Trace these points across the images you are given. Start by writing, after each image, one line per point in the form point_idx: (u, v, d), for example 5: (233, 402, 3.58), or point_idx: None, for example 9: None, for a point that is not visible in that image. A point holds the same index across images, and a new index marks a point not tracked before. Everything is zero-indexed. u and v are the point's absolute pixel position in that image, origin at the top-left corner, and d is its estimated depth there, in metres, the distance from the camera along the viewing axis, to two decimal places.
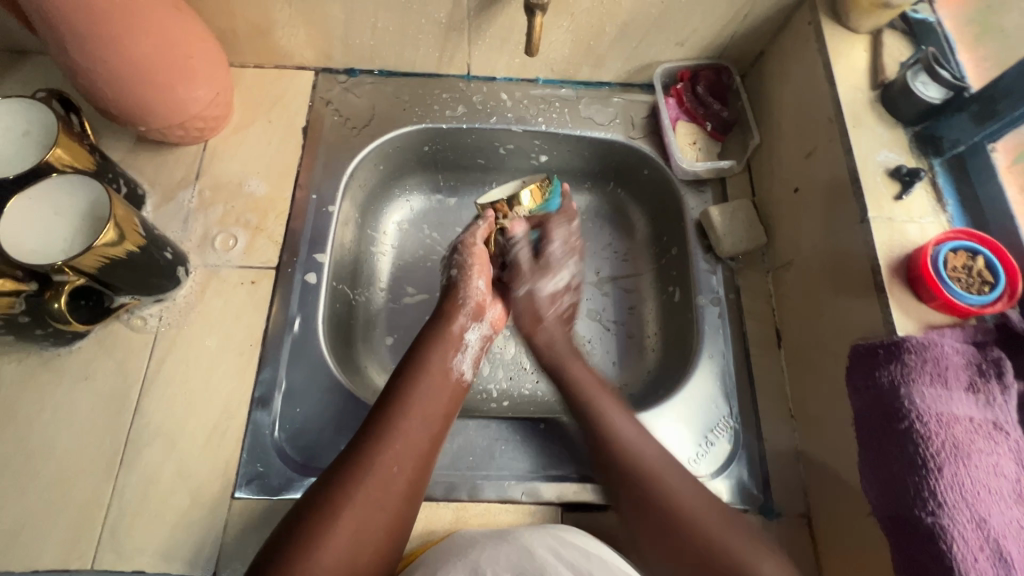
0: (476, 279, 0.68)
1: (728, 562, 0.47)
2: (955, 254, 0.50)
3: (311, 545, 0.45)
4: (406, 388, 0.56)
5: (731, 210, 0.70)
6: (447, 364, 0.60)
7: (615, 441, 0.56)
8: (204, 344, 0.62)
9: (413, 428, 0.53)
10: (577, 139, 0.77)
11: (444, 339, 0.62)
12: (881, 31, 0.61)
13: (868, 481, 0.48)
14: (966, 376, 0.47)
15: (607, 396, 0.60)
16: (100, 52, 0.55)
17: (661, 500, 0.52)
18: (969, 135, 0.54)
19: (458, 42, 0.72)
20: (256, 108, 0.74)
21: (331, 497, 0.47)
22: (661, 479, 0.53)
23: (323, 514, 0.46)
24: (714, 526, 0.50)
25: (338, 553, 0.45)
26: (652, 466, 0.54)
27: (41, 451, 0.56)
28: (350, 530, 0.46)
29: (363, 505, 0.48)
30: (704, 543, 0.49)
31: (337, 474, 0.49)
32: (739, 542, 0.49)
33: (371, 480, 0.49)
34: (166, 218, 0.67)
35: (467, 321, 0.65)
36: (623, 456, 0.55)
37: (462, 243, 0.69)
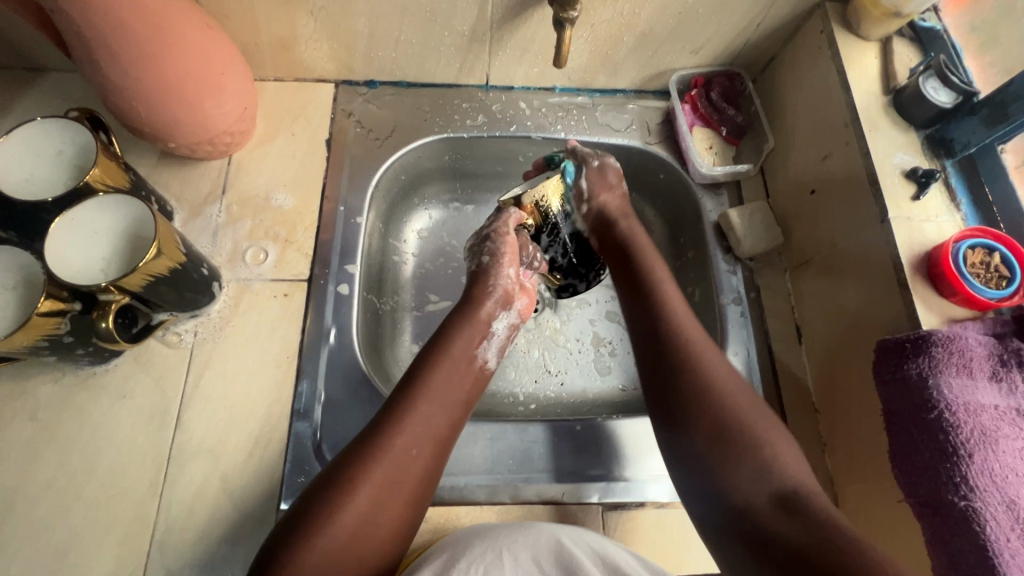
0: (508, 265, 0.65)
1: (748, 437, 0.49)
2: (973, 251, 0.53)
3: (328, 517, 0.45)
4: (427, 371, 0.56)
5: (749, 212, 0.72)
6: (472, 351, 0.60)
7: (673, 322, 0.58)
8: (241, 358, 0.62)
9: (433, 411, 0.54)
10: (595, 145, 0.79)
11: (471, 325, 0.61)
12: (890, 39, 0.64)
13: (898, 467, 0.51)
14: (989, 366, 0.50)
15: (670, 279, 0.63)
16: (136, 71, 0.56)
17: (703, 373, 0.53)
18: (980, 138, 0.56)
19: (479, 53, 0.73)
20: (279, 121, 0.74)
21: (345, 473, 0.48)
22: (704, 365, 0.54)
23: (341, 488, 0.47)
24: (748, 407, 0.51)
25: (350, 528, 0.46)
26: (685, 330, 0.57)
27: (85, 470, 0.56)
28: (365, 505, 0.47)
29: (379, 483, 0.48)
30: (735, 408, 0.51)
31: (357, 448, 0.50)
32: (765, 425, 0.50)
33: (390, 459, 0.49)
34: (195, 234, 0.67)
35: (496, 308, 0.63)
36: (680, 334, 0.56)
37: (495, 231, 0.65)
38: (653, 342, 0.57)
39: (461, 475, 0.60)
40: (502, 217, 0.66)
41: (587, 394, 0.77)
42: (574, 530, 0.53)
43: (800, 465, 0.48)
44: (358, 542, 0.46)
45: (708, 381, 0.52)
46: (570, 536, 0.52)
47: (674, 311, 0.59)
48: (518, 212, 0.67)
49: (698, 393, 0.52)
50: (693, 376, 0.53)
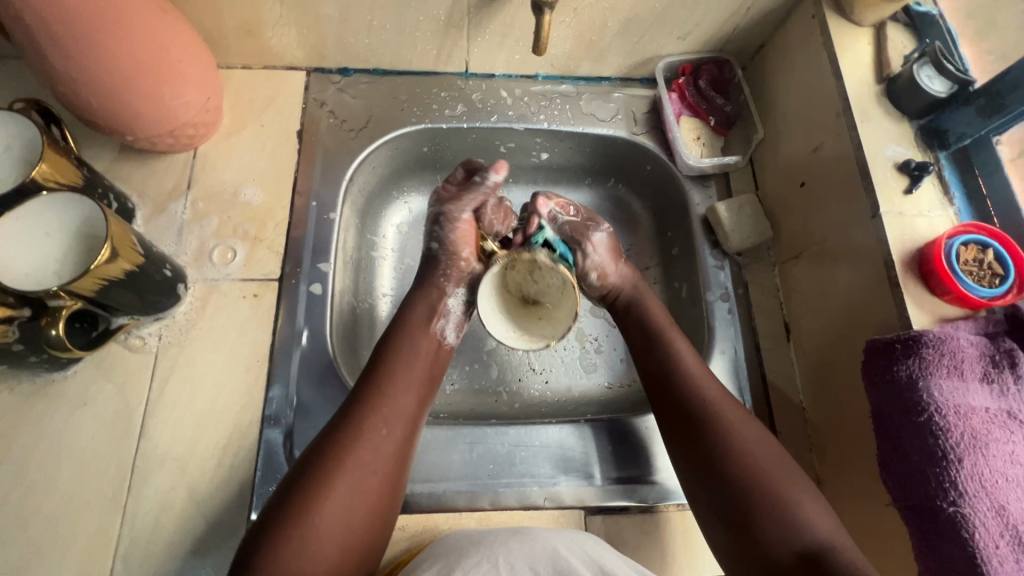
0: (462, 249, 0.63)
1: (784, 510, 0.47)
2: (966, 247, 0.51)
3: (310, 513, 0.44)
4: (394, 356, 0.55)
5: (737, 205, 0.70)
6: (429, 327, 0.59)
7: (680, 369, 0.56)
8: (209, 362, 0.60)
9: (400, 394, 0.53)
10: (579, 135, 0.76)
11: (426, 304, 0.60)
12: (884, 24, 0.62)
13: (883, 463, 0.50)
14: (980, 367, 0.48)
15: (675, 328, 0.60)
16: (84, 60, 0.52)
17: (729, 438, 0.51)
18: (975, 129, 0.54)
19: (457, 39, 0.69)
20: (247, 112, 0.71)
21: (318, 465, 0.47)
22: (721, 415, 0.53)
23: (319, 481, 0.46)
24: (780, 474, 0.50)
25: (336, 522, 0.45)
26: (718, 400, 0.54)
27: (43, 482, 0.54)
28: (348, 496, 0.46)
29: (358, 472, 0.47)
30: (764, 471, 0.49)
31: (326, 440, 0.48)
32: (796, 487, 0.49)
33: (363, 446, 0.48)
34: (158, 231, 0.64)
35: (450, 283, 0.62)
36: (684, 377, 0.56)
37: (444, 215, 0.64)
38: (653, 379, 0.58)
39: (439, 480, 0.58)
40: (456, 197, 0.64)
41: (572, 392, 0.74)
42: (568, 535, 0.52)
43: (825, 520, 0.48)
44: (346, 536, 0.45)
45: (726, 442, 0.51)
46: (565, 543, 0.51)
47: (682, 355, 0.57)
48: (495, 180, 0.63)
49: (734, 464, 0.50)
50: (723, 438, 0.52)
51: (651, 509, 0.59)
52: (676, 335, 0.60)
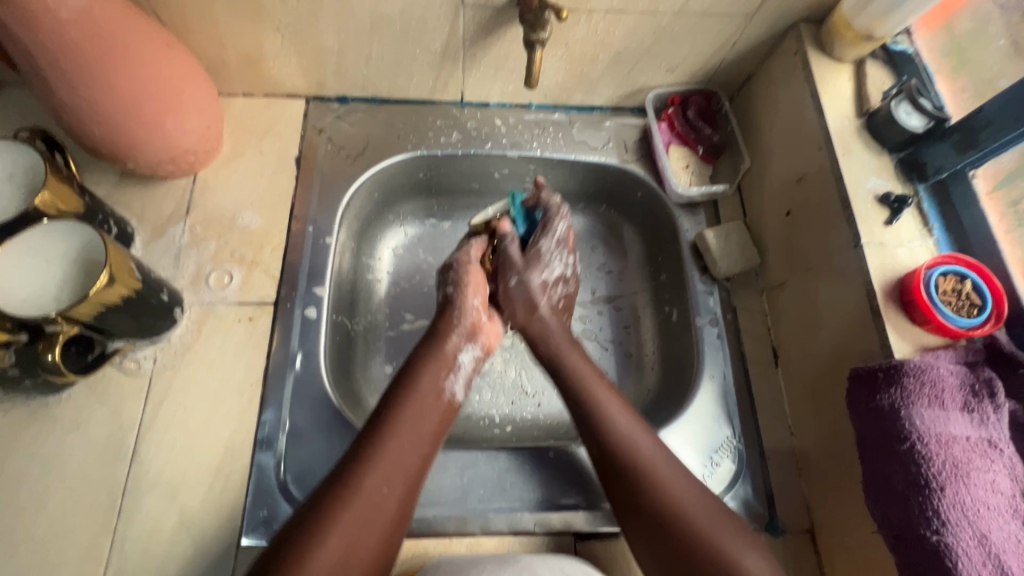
0: (473, 296, 0.64)
1: (715, 554, 0.48)
2: (944, 278, 0.53)
3: (327, 520, 0.45)
4: (415, 373, 0.57)
5: (725, 232, 0.71)
6: (439, 386, 0.57)
7: (599, 419, 0.56)
8: (203, 385, 0.60)
9: (403, 450, 0.51)
10: (571, 163, 0.78)
11: (437, 361, 0.58)
12: (863, 61, 0.64)
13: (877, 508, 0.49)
14: (961, 396, 0.49)
15: (603, 385, 0.59)
16: (89, 92, 0.54)
17: (666, 496, 0.51)
18: (951, 163, 0.56)
19: (452, 70, 0.72)
20: (246, 139, 0.72)
21: (313, 518, 0.45)
22: (651, 466, 0.53)
23: (316, 531, 0.45)
24: (716, 522, 0.50)
25: (349, 528, 0.46)
26: (646, 452, 0.54)
27: (33, 506, 0.54)
28: (363, 506, 0.47)
29: (375, 484, 0.48)
30: (703, 530, 0.49)
31: (324, 493, 0.47)
32: (728, 538, 0.49)
33: (382, 459, 0.50)
34: (156, 255, 0.65)
35: (460, 342, 0.61)
36: (607, 430, 0.55)
37: (454, 263, 0.65)
38: (592, 435, 0.57)
39: (430, 505, 0.59)
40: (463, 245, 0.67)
41: (564, 415, 0.75)
42: (550, 559, 0.52)
43: (767, 573, 0.47)
44: (359, 545, 0.46)
45: (660, 499, 0.51)
46: (545, 566, 0.51)
47: (603, 408, 0.57)
48: (480, 239, 0.67)
49: (664, 519, 0.50)
50: (653, 496, 0.51)
51: None
52: (601, 388, 0.59)
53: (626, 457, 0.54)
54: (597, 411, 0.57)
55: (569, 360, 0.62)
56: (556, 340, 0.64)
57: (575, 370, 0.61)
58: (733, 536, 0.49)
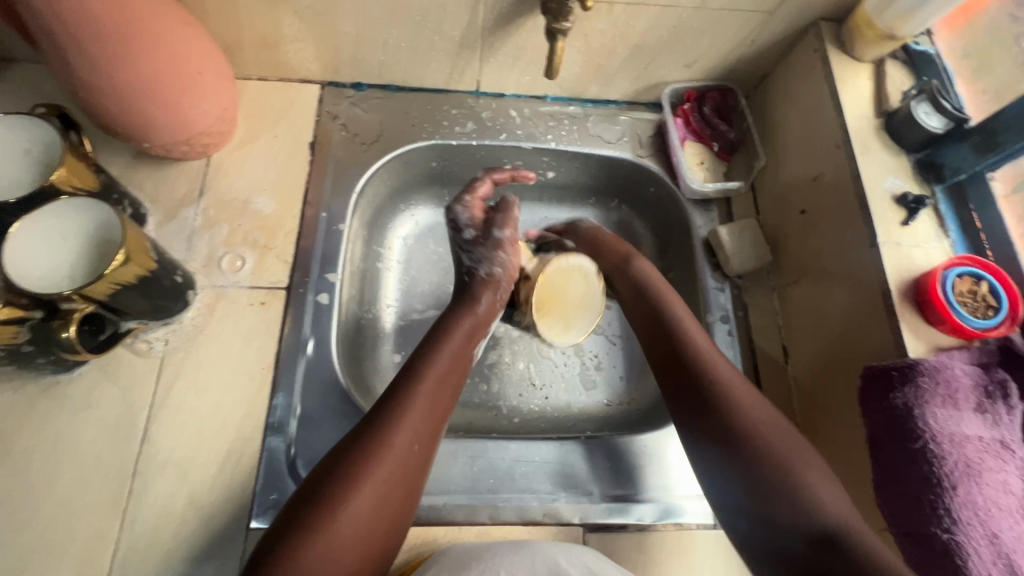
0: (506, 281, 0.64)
1: (794, 485, 0.47)
2: (961, 279, 0.53)
3: (363, 473, 0.45)
4: (446, 332, 0.57)
5: (739, 229, 0.71)
6: (468, 345, 0.58)
7: (697, 353, 0.56)
8: (214, 368, 0.60)
9: (432, 397, 0.51)
10: (586, 156, 0.78)
11: (471, 322, 0.60)
12: (883, 61, 0.64)
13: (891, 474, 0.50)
14: (974, 398, 0.49)
15: (681, 304, 0.62)
16: (107, 69, 0.53)
17: (742, 418, 0.51)
18: (970, 165, 0.56)
19: (470, 59, 0.71)
20: (260, 123, 0.72)
21: (348, 462, 0.45)
22: (730, 389, 0.53)
23: (350, 477, 0.44)
24: (815, 467, 0.48)
25: (386, 472, 0.46)
26: (719, 369, 0.54)
27: (41, 485, 0.54)
28: (398, 459, 0.47)
29: (407, 441, 0.48)
30: (780, 452, 0.48)
31: (357, 437, 0.47)
32: (806, 463, 0.48)
33: (415, 414, 0.49)
34: (169, 237, 0.65)
35: (493, 307, 0.62)
36: (705, 362, 0.55)
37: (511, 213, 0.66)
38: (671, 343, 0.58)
39: (439, 493, 0.59)
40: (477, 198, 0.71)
41: (571, 408, 0.75)
42: (568, 548, 0.52)
43: (839, 501, 0.46)
44: (388, 501, 0.45)
45: (749, 423, 0.50)
46: (566, 556, 0.51)
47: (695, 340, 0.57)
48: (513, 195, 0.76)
49: (738, 441, 0.50)
50: (737, 410, 0.51)
51: (650, 528, 0.59)
52: (681, 310, 0.61)
53: (706, 376, 0.54)
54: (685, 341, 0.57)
55: (660, 288, 0.63)
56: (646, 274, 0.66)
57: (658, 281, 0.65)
58: (805, 454, 0.49)
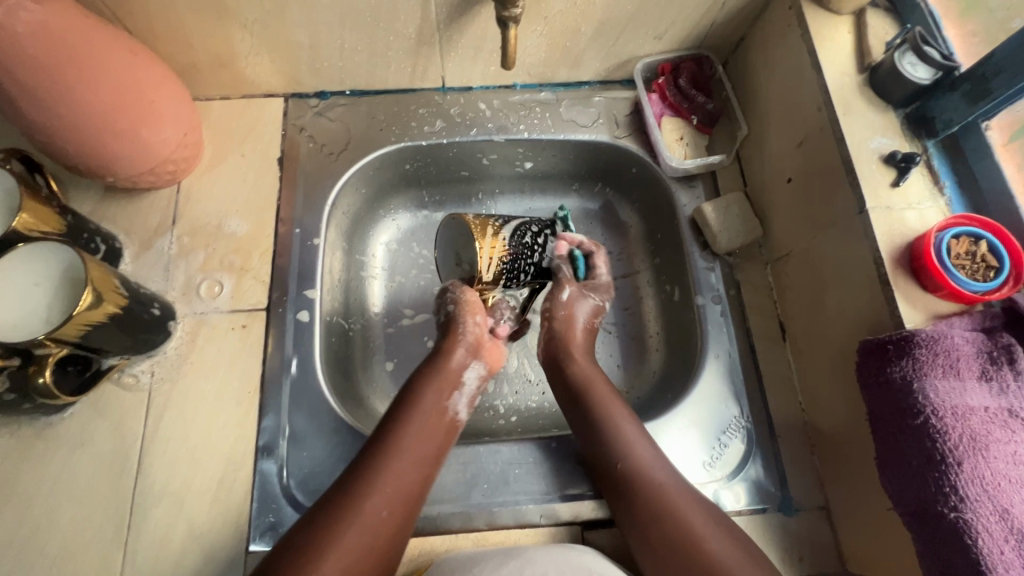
0: (475, 314, 0.64)
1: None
2: (957, 240, 0.49)
3: (326, 543, 0.46)
4: (413, 397, 0.57)
5: (724, 205, 0.68)
6: (444, 402, 0.58)
7: (616, 439, 0.56)
8: (201, 395, 0.60)
9: (405, 470, 0.52)
10: (561, 143, 0.75)
11: (441, 378, 0.59)
12: (863, 11, 0.60)
13: (895, 497, 0.47)
14: (978, 365, 0.46)
15: (602, 386, 0.61)
16: (57, 108, 0.52)
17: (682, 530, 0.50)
18: (962, 116, 0.52)
19: (430, 55, 0.69)
20: (226, 143, 0.71)
21: (311, 540, 0.45)
22: (665, 492, 0.52)
23: (309, 557, 0.44)
24: (717, 534, 0.49)
25: (347, 555, 0.46)
26: (649, 468, 0.54)
27: (44, 525, 0.55)
28: (360, 534, 0.47)
29: (375, 508, 0.49)
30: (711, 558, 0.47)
31: (324, 510, 0.48)
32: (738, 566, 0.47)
33: (385, 482, 0.50)
34: (146, 268, 0.65)
35: (466, 357, 0.62)
36: (623, 448, 0.56)
37: (451, 282, 0.66)
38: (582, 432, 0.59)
39: (435, 502, 0.58)
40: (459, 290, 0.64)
41: None
42: (559, 553, 0.51)
43: None
44: (358, 567, 0.46)
45: (654, 489, 0.53)
46: (555, 565, 0.50)
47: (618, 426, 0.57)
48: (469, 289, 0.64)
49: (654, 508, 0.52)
50: (664, 514, 0.51)
51: None
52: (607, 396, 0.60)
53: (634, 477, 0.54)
54: (607, 427, 0.58)
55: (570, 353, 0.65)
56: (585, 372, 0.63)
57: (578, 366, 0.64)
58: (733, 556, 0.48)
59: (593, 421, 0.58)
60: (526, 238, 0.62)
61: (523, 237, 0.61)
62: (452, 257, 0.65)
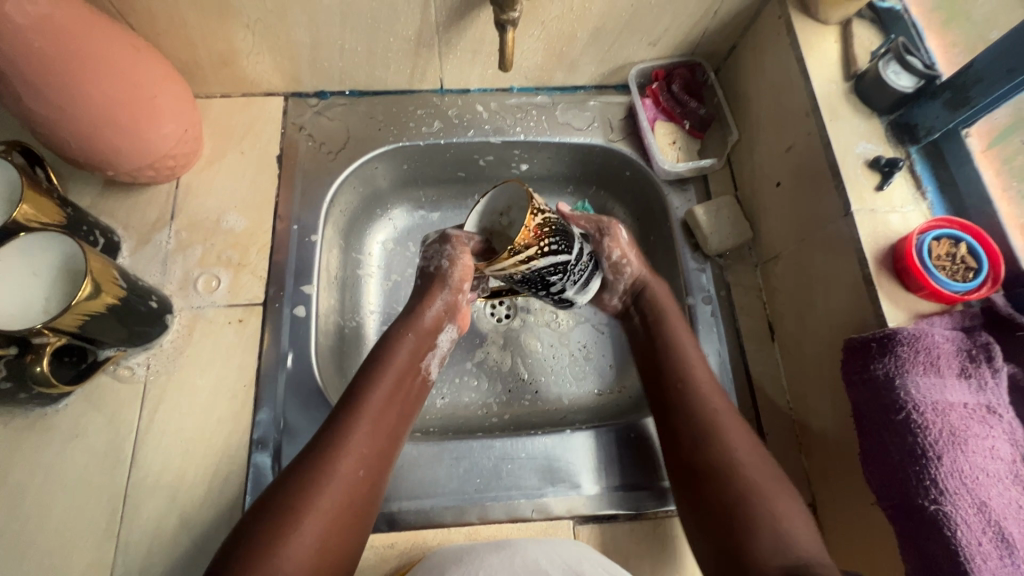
0: (464, 278, 0.62)
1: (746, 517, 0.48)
2: (938, 242, 0.51)
3: (303, 504, 0.46)
4: (384, 357, 0.57)
5: (715, 208, 0.70)
6: (415, 365, 0.59)
7: (689, 375, 0.59)
8: (197, 389, 0.61)
9: (375, 430, 0.53)
10: (557, 145, 0.76)
11: (415, 338, 0.60)
12: (849, 22, 0.62)
13: (872, 481, 0.49)
14: (957, 363, 0.48)
15: (681, 325, 0.64)
16: (59, 101, 0.53)
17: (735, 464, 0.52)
18: (942, 123, 0.54)
19: (429, 57, 0.70)
20: (226, 140, 0.72)
21: (288, 502, 0.46)
22: (721, 429, 0.54)
23: (286, 519, 0.45)
24: (762, 469, 0.51)
25: (325, 514, 0.47)
26: (717, 407, 0.56)
27: (36, 517, 0.55)
28: (336, 493, 0.48)
29: (350, 467, 0.50)
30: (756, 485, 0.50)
31: (297, 474, 0.48)
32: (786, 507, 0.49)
33: (356, 442, 0.51)
34: (144, 262, 0.65)
35: (442, 315, 0.62)
36: (704, 398, 0.57)
37: (454, 235, 0.61)
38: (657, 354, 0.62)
39: (428, 497, 0.59)
40: (460, 243, 0.61)
41: (562, 401, 0.75)
42: (551, 546, 0.52)
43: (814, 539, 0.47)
44: (336, 523, 0.47)
45: (712, 426, 0.55)
46: (545, 556, 0.51)
47: (694, 367, 0.60)
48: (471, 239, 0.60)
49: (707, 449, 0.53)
50: (716, 444, 0.53)
51: (640, 517, 0.59)
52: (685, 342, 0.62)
53: (698, 403, 0.56)
54: (681, 365, 0.60)
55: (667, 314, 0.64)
56: (668, 311, 0.65)
57: (654, 284, 0.67)
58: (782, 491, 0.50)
59: (670, 347, 0.61)
60: (552, 275, 0.55)
61: (551, 272, 0.55)
62: (498, 206, 0.59)
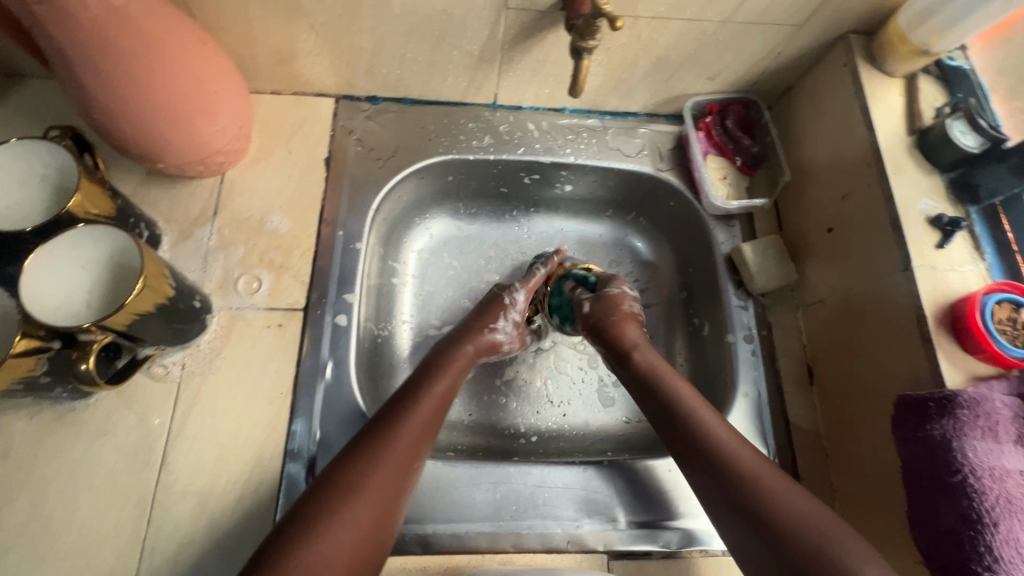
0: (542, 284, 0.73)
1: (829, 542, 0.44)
2: (1000, 306, 0.51)
3: (386, 438, 0.51)
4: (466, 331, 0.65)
5: (762, 247, 0.70)
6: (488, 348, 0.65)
7: (671, 400, 0.57)
8: (232, 393, 0.59)
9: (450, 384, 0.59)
10: (604, 170, 0.76)
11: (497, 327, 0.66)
12: (915, 76, 0.63)
13: (919, 533, 0.49)
14: (1014, 430, 0.48)
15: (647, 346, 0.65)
16: (124, 90, 0.52)
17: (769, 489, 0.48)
18: (1007, 186, 0.54)
19: (488, 72, 0.70)
20: (274, 138, 0.71)
21: (372, 435, 0.51)
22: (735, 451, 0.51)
23: (371, 450, 0.49)
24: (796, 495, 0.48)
25: (406, 447, 0.51)
26: (712, 429, 0.54)
27: (59, 516, 0.53)
28: (415, 430, 0.52)
29: (427, 409, 0.55)
30: (813, 527, 0.45)
31: (383, 413, 0.53)
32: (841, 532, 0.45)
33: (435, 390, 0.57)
34: (184, 257, 0.64)
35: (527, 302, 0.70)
36: (682, 406, 0.56)
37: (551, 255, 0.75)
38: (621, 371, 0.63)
39: (462, 521, 0.58)
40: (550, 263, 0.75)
41: (590, 426, 0.74)
42: None
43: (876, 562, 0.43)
44: (415, 455, 0.51)
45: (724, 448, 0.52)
46: None
47: (696, 417, 0.55)
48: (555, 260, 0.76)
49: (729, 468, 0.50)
50: (738, 471, 0.50)
51: (674, 555, 0.59)
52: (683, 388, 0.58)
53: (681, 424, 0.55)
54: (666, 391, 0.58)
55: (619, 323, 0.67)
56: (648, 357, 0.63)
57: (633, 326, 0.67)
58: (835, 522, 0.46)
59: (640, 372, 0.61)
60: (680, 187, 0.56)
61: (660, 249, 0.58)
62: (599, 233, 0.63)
